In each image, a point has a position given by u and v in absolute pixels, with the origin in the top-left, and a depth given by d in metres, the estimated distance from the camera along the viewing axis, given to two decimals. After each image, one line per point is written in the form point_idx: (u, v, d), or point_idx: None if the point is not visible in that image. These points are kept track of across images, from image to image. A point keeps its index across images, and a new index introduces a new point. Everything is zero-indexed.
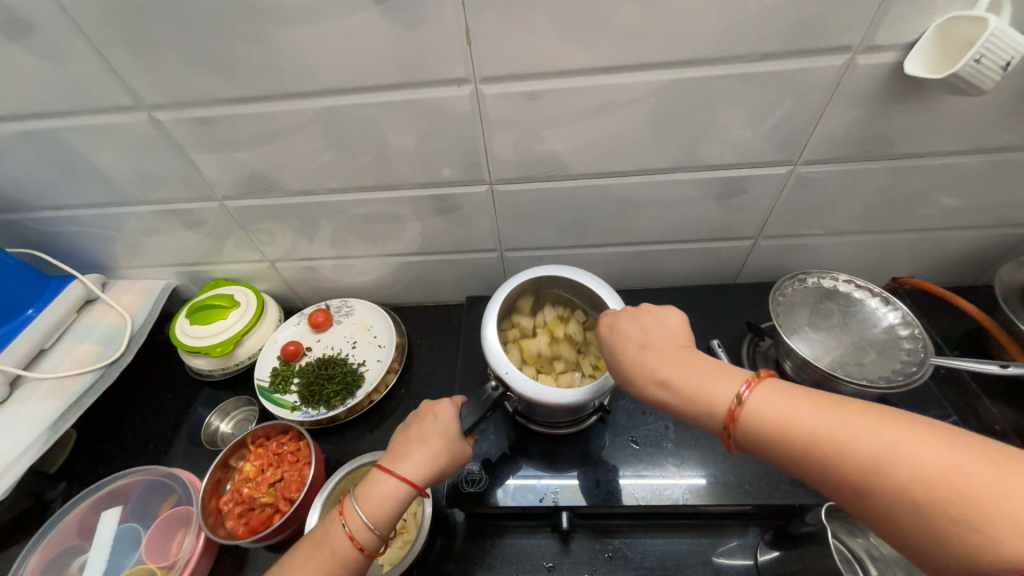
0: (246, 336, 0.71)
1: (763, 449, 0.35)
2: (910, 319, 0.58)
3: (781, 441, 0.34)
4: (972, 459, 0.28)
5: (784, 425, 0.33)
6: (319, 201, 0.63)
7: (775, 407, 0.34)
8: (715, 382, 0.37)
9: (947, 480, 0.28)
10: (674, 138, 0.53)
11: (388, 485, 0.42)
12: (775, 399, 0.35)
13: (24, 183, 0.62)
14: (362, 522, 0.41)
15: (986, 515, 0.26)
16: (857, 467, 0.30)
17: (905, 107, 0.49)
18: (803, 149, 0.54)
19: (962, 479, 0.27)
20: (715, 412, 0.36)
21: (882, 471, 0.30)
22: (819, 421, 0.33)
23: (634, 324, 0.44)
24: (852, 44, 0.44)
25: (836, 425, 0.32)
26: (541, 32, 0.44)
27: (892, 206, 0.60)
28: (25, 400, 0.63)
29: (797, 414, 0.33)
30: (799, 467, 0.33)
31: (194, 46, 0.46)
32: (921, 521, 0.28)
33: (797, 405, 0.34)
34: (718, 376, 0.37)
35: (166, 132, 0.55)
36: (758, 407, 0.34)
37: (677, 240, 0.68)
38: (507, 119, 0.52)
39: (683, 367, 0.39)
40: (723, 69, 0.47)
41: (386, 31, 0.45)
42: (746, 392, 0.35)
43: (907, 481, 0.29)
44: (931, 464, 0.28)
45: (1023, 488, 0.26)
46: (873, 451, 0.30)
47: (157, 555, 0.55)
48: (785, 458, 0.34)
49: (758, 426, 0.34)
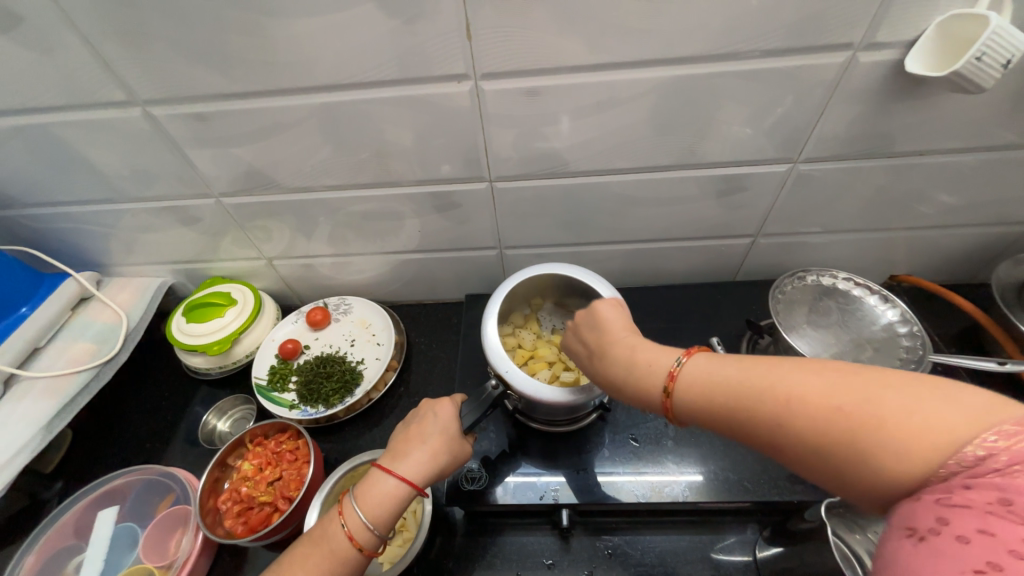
0: (243, 334, 0.71)
1: (702, 416, 0.37)
2: (909, 317, 0.58)
3: (714, 405, 0.36)
4: (875, 389, 0.30)
5: (713, 389, 0.36)
6: (317, 197, 0.63)
7: (705, 375, 0.37)
8: (653, 359, 0.40)
9: (852, 413, 0.30)
10: (674, 136, 0.53)
11: (387, 485, 0.42)
12: (703, 367, 0.37)
13: (16, 179, 0.61)
14: (361, 522, 0.41)
15: (887, 438, 0.28)
16: (775, 415, 0.32)
17: (905, 105, 0.49)
18: (803, 146, 0.54)
19: (864, 409, 0.30)
20: (652, 386, 0.39)
21: (797, 415, 0.32)
22: (742, 381, 0.35)
23: (579, 335, 0.47)
24: (853, 42, 0.44)
25: (756, 382, 0.34)
26: (541, 27, 0.44)
27: (891, 203, 0.60)
28: (19, 399, 0.62)
29: (723, 379, 0.36)
30: (731, 426, 0.35)
31: (189, 39, 0.46)
32: (834, 455, 0.30)
33: (722, 367, 0.36)
34: (656, 355, 0.40)
35: (161, 128, 0.54)
36: (690, 377, 0.37)
37: (677, 238, 0.68)
38: (507, 115, 0.52)
39: (626, 351, 0.42)
40: (724, 65, 0.47)
41: (385, 25, 0.44)
42: (678, 364, 0.38)
43: (820, 419, 0.31)
44: (839, 401, 0.31)
45: (912, 408, 0.28)
46: (786, 397, 0.32)
47: (155, 555, 0.55)
48: (719, 419, 0.36)
49: (692, 393, 0.37)
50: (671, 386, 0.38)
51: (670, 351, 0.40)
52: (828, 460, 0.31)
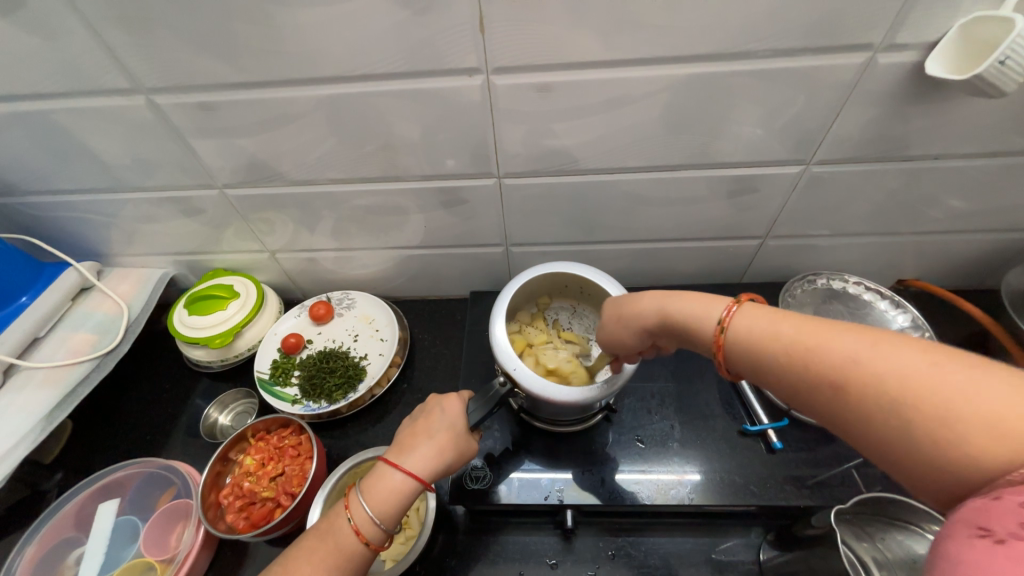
0: (246, 328, 0.70)
1: (750, 366, 0.37)
2: (920, 322, 0.59)
3: (766, 355, 0.35)
4: (952, 369, 0.28)
5: (767, 341, 0.35)
6: (322, 191, 0.62)
7: (759, 327, 0.36)
8: (705, 307, 0.40)
9: (921, 388, 0.28)
10: (686, 135, 0.53)
11: (394, 480, 0.42)
12: (760, 318, 0.37)
13: (16, 166, 0.60)
14: (367, 517, 0.40)
15: (957, 417, 0.27)
16: (832, 373, 0.32)
17: (922, 108, 0.48)
18: (817, 148, 0.53)
19: (937, 386, 0.28)
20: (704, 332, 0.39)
21: (858, 378, 0.30)
22: (801, 334, 0.34)
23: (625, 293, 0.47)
24: (872, 42, 0.43)
25: (817, 338, 0.33)
26: (556, 21, 0.43)
27: (903, 207, 0.60)
28: (19, 389, 0.62)
29: (781, 332, 0.35)
30: (779, 378, 0.35)
31: (195, 26, 0.45)
32: (893, 428, 0.29)
33: (782, 321, 0.35)
34: (712, 303, 0.40)
35: (165, 117, 0.53)
36: (742, 328, 0.37)
37: (685, 238, 0.67)
38: (518, 111, 0.51)
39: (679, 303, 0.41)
40: (740, 64, 0.46)
41: (396, 17, 0.43)
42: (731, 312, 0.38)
43: (882, 387, 0.30)
44: (909, 373, 0.29)
45: (994, 392, 0.27)
46: (848, 359, 0.31)
47: (156, 548, 0.54)
48: (767, 370, 0.35)
49: (746, 343, 0.36)
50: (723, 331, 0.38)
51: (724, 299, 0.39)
52: (883, 432, 0.30)
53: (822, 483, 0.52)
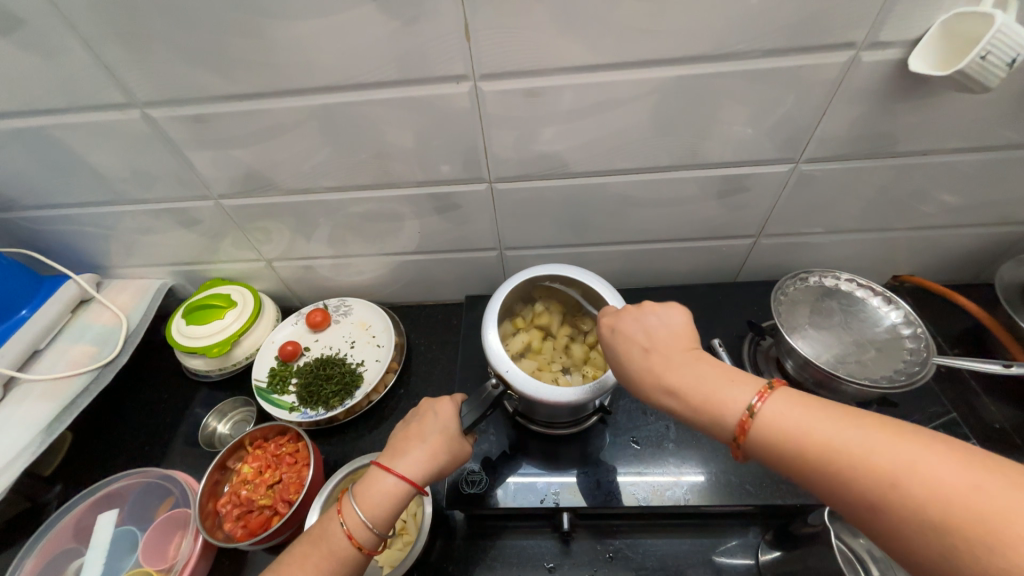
0: (243, 336, 0.71)
1: (773, 459, 0.34)
2: (912, 319, 0.58)
3: (792, 448, 0.33)
4: (998, 482, 0.27)
5: (798, 437, 0.33)
6: (316, 199, 0.63)
7: (788, 419, 0.34)
8: (730, 389, 0.36)
9: (965, 501, 0.27)
10: (675, 136, 0.53)
11: (386, 484, 0.42)
12: (790, 408, 0.34)
13: (15, 181, 0.61)
14: (360, 521, 0.40)
15: (1006, 536, 0.25)
16: (869, 479, 0.30)
17: (909, 105, 0.48)
18: (805, 146, 0.54)
19: (982, 501, 0.27)
20: (724, 418, 0.36)
21: (896, 485, 0.29)
22: (836, 433, 0.32)
23: (639, 324, 0.43)
24: (856, 41, 0.44)
25: (852, 437, 0.31)
26: (542, 28, 0.44)
27: (894, 203, 0.60)
28: (19, 402, 0.62)
29: (815, 427, 0.33)
30: (805, 475, 0.33)
31: (187, 41, 0.45)
32: (928, 537, 0.28)
33: (812, 414, 0.34)
34: (734, 382, 0.37)
35: (161, 130, 0.54)
36: (770, 417, 0.34)
37: (678, 238, 0.67)
38: (507, 116, 0.51)
39: (697, 372, 0.38)
40: (726, 65, 0.46)
41: (384, 26, 0.44)
42: (761, 400, 0.35)
43: (921, 497, 0.28)
44: (949, 483, 0.28)
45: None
46: (887, 463, 0.30)
47: (155, 557, 0.55)
48: (794, 467, 0.33)
49: (776, 435, 0.34)
50: (749, 421, 0.35)
51: (751, 384, 0.36)
52: (918, 540, 0.28)
53: None
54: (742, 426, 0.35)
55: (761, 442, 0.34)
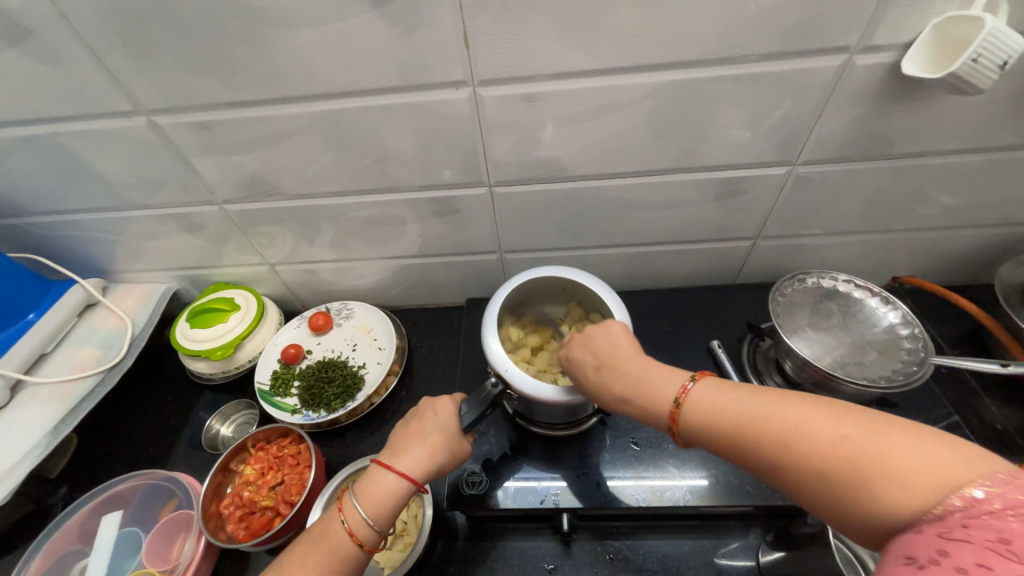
0: (246, 340, 0.71)
1: (704, 440, 0.38)
2: (910, 319, 0.58)
3: (718, 428, 0.37)
4: (869, 428, 0.31)
5: (718, 417, 0.37)
6: (318, 204, 0.63)
7: (709, 402, 0.37)
8: (663, 381, 0.41)
9: (849, 450, 0.31)
10: (673, 140, 0.54)
11: (387, 482, 0.42)
12: (709, 394, 0.38)
13: (24, 187, 0.62)
14: (361, 518, 0.41)
15: (879, 474, 0.30)
16: (777, 444, 0.34)
17: (903, 107, 0.49)
18: (801, 149, 0.54)
19: (860, 447, 0.31)
20: (660, 407, 0.39)
21: (798, 447, 0.33)
22: (746, 408, 0.36)
23: (586, 346, 0.46)
24: (849, 45, 0.44)
25: (759, 410, 0.35)
26: (539, 34, 0.44)
27: (892, 205, 0.60)
28: (27, 404, 0.63)
29: (730, 405, 0.37)
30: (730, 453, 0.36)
31: (193, 49, 0.47)
32: (828, 488, 0.32)
33: (726, 394, 0.37)
34: (663, 376, 0.41)
35: (166, 137, 0.55)
36: (695, 402, 0.38)
37: (677, 241, 0.68)
38: (506, 121, 0.52)
39: (632, 369, 0.42)
40: (722, 69, 0.47)
41: (385, 34, 0.45)
42: (688, 386, 0.39)
43: (817, 454, 0.32)
44: (836, 437, 0.32)
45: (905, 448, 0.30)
46: (794, 428, 0.33)
47: (159, 559, 0.55)
48: (720, 445, 0.37)
49: (705, 418, 0.37)
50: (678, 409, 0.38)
51: (680, 374, 0.40)
52: (822, 493, 0.32)
53: None
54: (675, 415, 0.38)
55: (692, 428, 0.38)
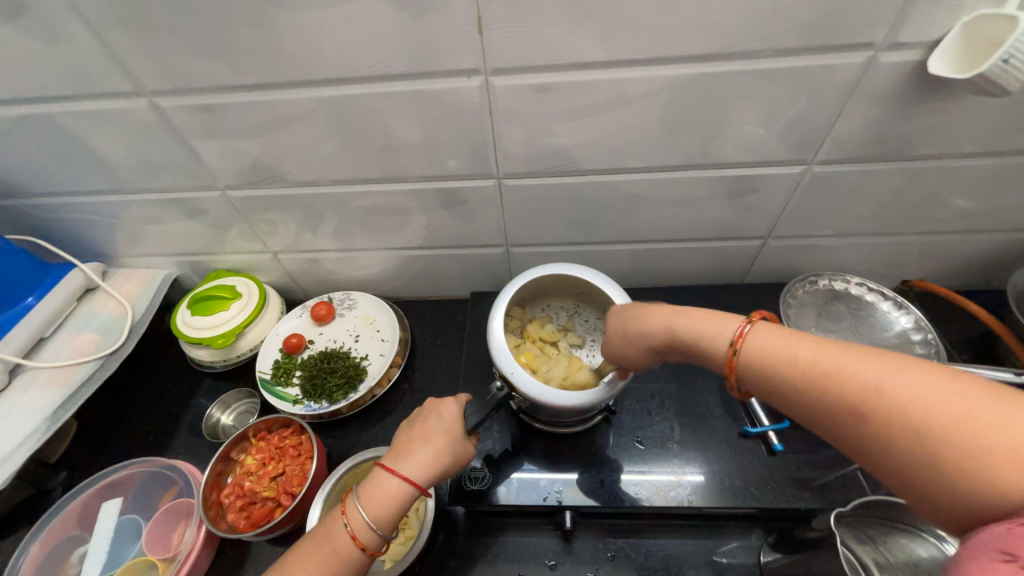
0: (248, 328, 0.71)
1: (766, 387, 0.36)
2: (923, 325, 0.58)
3: (776, 376, 0.36)
4: (985, 403, 0.28)
5: (786, 366, 0.35)
6: (323, 192, 0.62)
7: (770, 346, 0.36)
8: (719, 325, 0.40)
9: (947, 420, 0.28)
10: (686, 135, 0.52)
11: (390, 486, 0.42)
12: (775, 336, 0.37)
13: (23, 168, 0.60)
14: (364, 522, 0.40)
15: (986, 453, 0.27)
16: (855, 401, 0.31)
17: (925, 107, 0.48)
18: (818, 148, 0.53)
19: (955, 408, 0.28)
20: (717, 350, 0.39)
21: (875, 399, 0.31)
22: (814, 350, 0.34)
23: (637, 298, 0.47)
24: (874, 42, 0.43)
25: (837, 363, 0.33)
26: (554, 20, 0.43)
27: (907, 207, 0.59)
28: (24, 388, 0.62)
29: (796, 348, 0.35)
30: (790, 400, 0.35)
31: (196, 29, 0.45)
32: (905, 441, 0.29)
33: (804, 346, 0.35)
34: (727, 321, 0.40)
35: (168, 119, 0.54)
36: (759, 348, 0.37)
37: (686, 238, 0.67)
38: (517, 111, 0.51)
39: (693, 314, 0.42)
40: (741, 64, 0.45)
41: (396, 18, 0.43)
42: (746, 330, 0.38)
43: (898, 409, 0.30)
44: (931, 400, 0.29)
45: (1000, 414, 0.27)
46: (874, 385, 0.31)
47: (158, 546, 0.55)
48: (782, 396, 0.35)
49: (762, 365, 0.36)
50: (736, 353, 0.38)
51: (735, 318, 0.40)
52: (892, 448, 0.30)
53: (824, 484, 0.52)
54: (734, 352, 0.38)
55: (754, 367, 0.37)
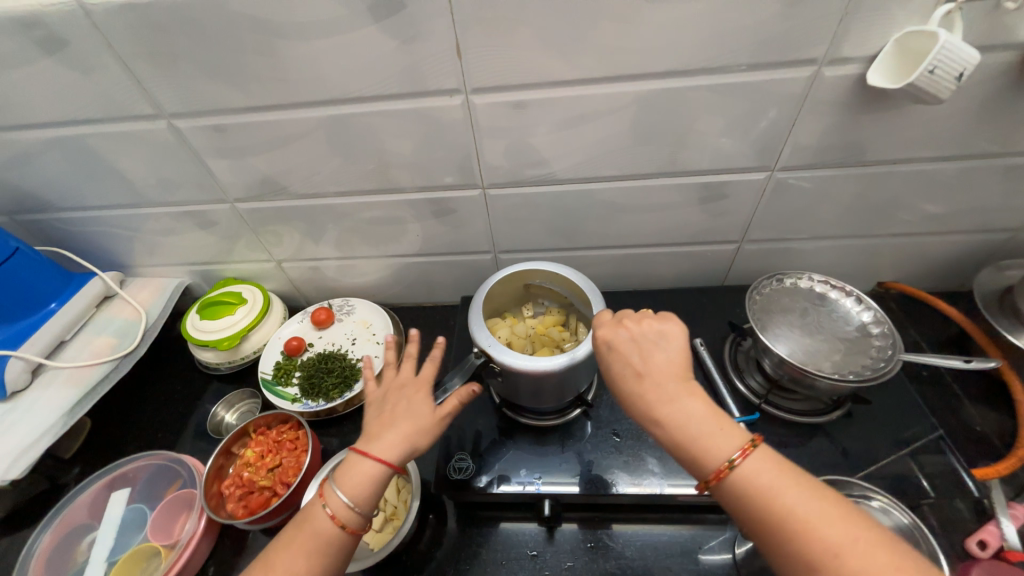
0: (252, 331, 0.75)
1: (737, 510, 0.36)
2: (882, 319, 0.59)
3: (747, 503, 0.35)
4: None
5: (759, 496, 0.35)
6: (324, 204, 0.67)
7: (762, 477, 0.35)
8: (717, 435, 0.37)
9: None
10: (655, 145, 0.57)
11: (364, 468, 0.43)
12: (766, 467, 0.35)
13: (53, 184, 0.67)
14: (343, 503, 0.41)
15: None
16: (807, 548, 0.32)
17: (873, 116, 0.51)
18: (779, 155, 0.57)
19: None
20: (703, 460, 0.36)
21: (841, 572, 0.31)
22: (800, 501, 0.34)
23: (631, 349, 0.42)
24: (817, 57, 0.47)
25: (801, 508, 0.33)
26: (525, 45, 0.48)
27: (871, 210, 0.62)
28: (45, 387, 0.67)
29: (784, 489, 0.34)
30: (755, 531, 0.35)
31: (211, 59, 0.51)
32: None
33: (783, 482, 0.35)
34: (722, 430, 0.37)
35: (184, 139, 0.60)
36: (747, 473, 0.35)
37: (664, 243, 0.70)
38: (497, 126, 0.56)
39: (688, 410, 0.38)
40: (697, 80, 0.50)
41: (386, 45, 0.49)
42: (740, 457, 0.35)
43: None
44: (871, 567, 0.31)
45: None
46: (829, 542, 0.32)
47: (161, 534, 0.58)
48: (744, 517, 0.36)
49: (739, 490, 0.35)
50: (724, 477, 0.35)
51: (736, 434, 0.37)
52: None
53: None
54: (720, 477, 0.35)
55: (732, 494, 0.36)
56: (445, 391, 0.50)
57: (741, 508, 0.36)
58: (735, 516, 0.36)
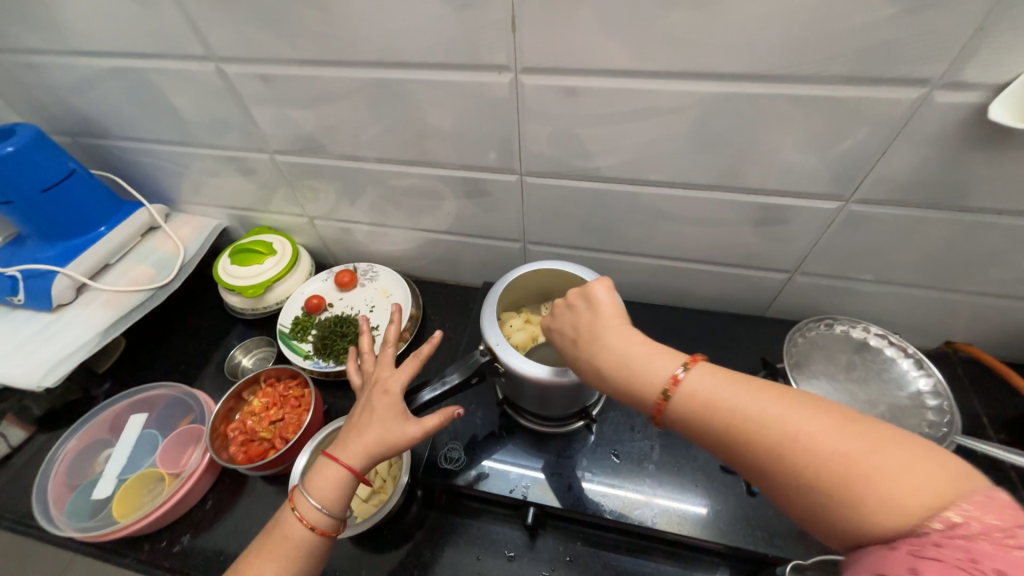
0: (277, 283, 0.76)
1: (693, 432, 0.36)
2: (941, 390, 0.52)
3: (700, 420, 0.36)
4: (865, 440, 0.31)
5: (710, 407, 0.35)
6: (360, 167, 0.66)
7: (705, 388, 0.36)
8: (652, 365, 0.38)
9: (841, 459, 0.31)
10: (715, 155, 0.51)
11: (332, 473, 0.43)
12: (709, 380, 0.36)
13: (111, 112, 0.69)
14: (310, 507, 0.42)
15: (865, 488, 0.30)
16: (766, 439, 0.33)
17: (984, 155, 0.43)
18: (857, 185, 0.50)
19: (856, 458, 0.31)
20: (648, 394, 0.37)
21: (800, 452, 0.32)
22: (748, 402, 0.34)
23: (565, 318, 0.45)
24: (930, 78, 0.40)
25: (751, 405, 0.34)
26: (588, 27, 0.43)
27: (956, 262, 0.54)
28: (87, 305, 0.72)
29: (732, 396, 0.35)
30: (718, 444, 0.35)
31: (262, 5, 0.49)
32: (818, 494, 0.31)
33: (729, 388, 0.36)
34: (658, 359, 0.38)
35: (231, 84, 0.59)
36: (692, 389, 0.36)
37: (707, 261, 0.65)
38: (544, 111, 0.52)
39: (622, 351, 0.39)
40: (778, 88, 0.44)
41: (438, 10, 0.45)
42: (680, 373, 0.37)
43: (818, 462, 0.31)
44: (827, 442, 0.32)
45: (901, 468, 0.30)
46: (783, 428, 0.33)
47: (168, 462, 0.62)
48: (703, 435, 0.36)
49: (689, 408, 0.36)
50: (668, 398, 0.36)
51: (671, 358, 0.38)
52: (807, 498, 0.32)
53: (800, 535, 0.50)
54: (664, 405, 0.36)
55: (683, 416, 0.36)
56: (444, 382, 0.50)
57: (697, 428, 0.36)
58: (696, 439, 0.37)
